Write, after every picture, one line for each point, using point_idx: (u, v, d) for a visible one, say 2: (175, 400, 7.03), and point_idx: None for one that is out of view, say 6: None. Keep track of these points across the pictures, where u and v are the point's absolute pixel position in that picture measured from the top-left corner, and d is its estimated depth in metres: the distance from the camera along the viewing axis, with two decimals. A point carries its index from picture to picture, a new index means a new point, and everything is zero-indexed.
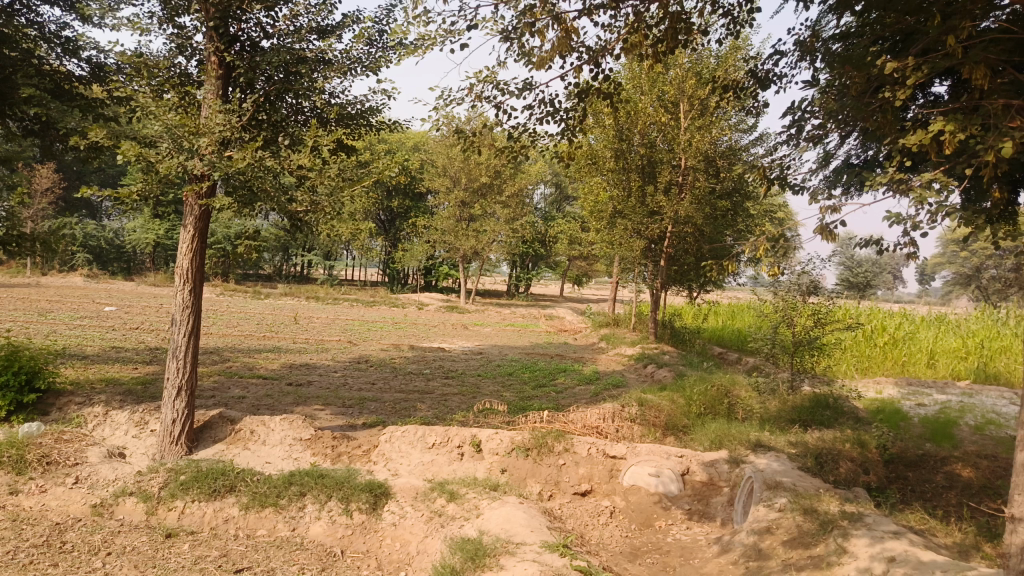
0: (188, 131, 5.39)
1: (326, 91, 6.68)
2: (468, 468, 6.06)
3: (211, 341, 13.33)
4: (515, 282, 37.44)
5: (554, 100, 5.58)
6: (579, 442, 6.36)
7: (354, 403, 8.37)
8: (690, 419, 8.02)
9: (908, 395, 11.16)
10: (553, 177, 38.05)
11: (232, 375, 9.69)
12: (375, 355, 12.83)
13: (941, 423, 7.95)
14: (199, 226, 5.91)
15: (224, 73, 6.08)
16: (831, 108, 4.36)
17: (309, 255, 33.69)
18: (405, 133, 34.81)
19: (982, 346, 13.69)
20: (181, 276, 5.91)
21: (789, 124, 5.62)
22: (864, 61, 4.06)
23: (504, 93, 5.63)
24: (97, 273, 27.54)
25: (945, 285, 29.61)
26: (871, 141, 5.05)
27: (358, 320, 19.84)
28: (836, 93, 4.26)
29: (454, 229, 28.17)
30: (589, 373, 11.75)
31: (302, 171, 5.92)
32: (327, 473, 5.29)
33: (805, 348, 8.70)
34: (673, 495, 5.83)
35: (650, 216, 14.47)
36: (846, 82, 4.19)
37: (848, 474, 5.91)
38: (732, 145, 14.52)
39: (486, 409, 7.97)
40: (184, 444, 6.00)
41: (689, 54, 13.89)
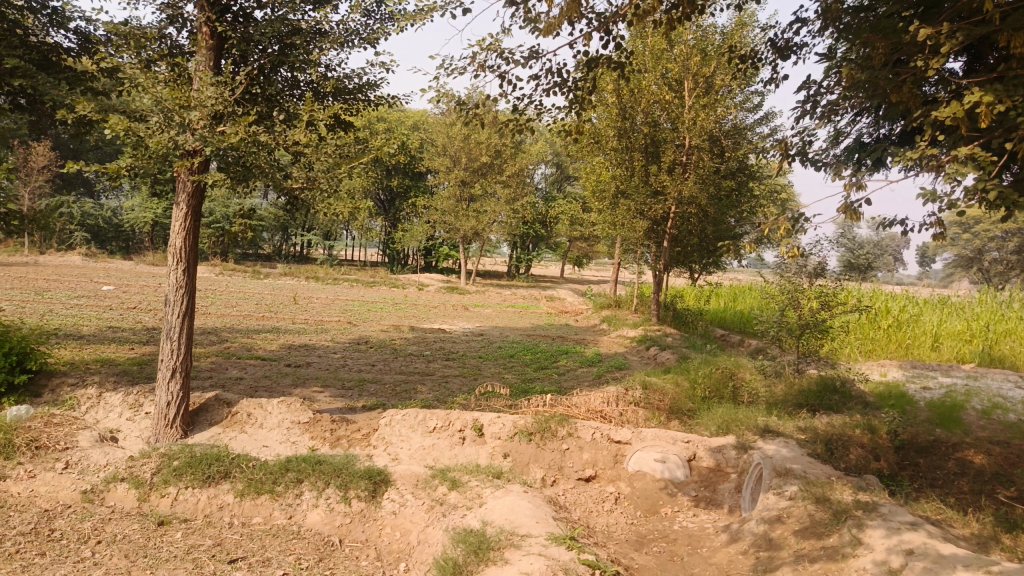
0: (179, 105, 5.18)
1: (323, 64, 6.48)
2: (470, 453, 5.93)
3: (209, 321, 13.18)
4: (515, 262, 37.22)
5: (561, 71, 5.42)
6: (583, 427, 6.19)
7: (353, 385, 8.23)
8: (695, 402, 7.90)
9: (913, 379, 11.02)
10: (553, 157, 37.72)
11: (229, 356, 9.55)
12: (374, 337, 12.68)
13: (948, 407, 7.82)
14: (192, 205, 5.74)
15: (215, 43, 5.85)
16: (852, 81, 4.16)
17: (309, 235, 33.45)
18: (405, 112, 34.43)
19: (987, 328, 13.56)
20: (174, 256, 5.73)
21: (804, 99, 5.42)
22: (891, 29, 3.83)
23: (508, 62, 5.40)
24: (95, 252, 27.36)
25: (947, 267, 29.40)
26: (891, 116, 4.84)
27: (358, 300, 19.69)
28: (858, 64, 4.06)
29: (454, 209, 27.88)
30: (592, 355, 11.62)
31: (298, 148, 5.75)
32: (325, 459, 5.15)
33: (811, 331, 8.51)
34: (679, 481, 5.69)
35: (653, 196, 14.23)
36: (868, 52, 4.00)
37: (859, 461, 5.78)
38: (737, 123, 14.29)
39: (488, 392, 7.83)
40: (179, 427, 5.86)
41: (694, 30, 13.64)
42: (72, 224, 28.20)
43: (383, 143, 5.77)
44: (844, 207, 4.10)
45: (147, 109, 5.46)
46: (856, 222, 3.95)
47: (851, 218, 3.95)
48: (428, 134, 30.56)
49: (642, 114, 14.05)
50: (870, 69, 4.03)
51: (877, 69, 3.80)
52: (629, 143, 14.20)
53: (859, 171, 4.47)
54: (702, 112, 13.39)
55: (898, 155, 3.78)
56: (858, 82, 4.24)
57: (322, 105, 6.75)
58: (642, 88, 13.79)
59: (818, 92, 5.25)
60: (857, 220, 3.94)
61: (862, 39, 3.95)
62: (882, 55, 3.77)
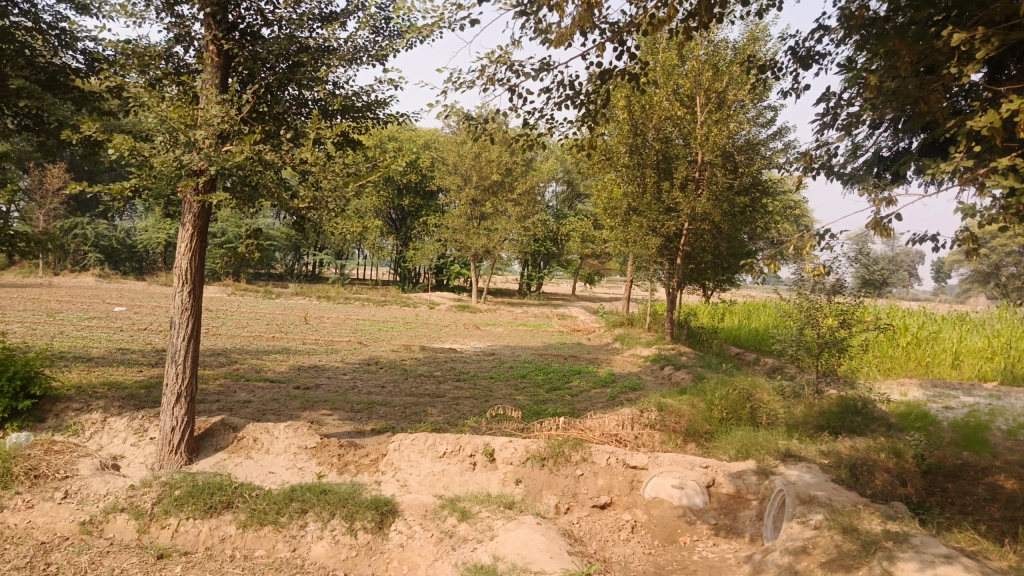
0: (183, 124, 5.10)
1: (330, 82, 6.42)
2: (481, 480, 5.77)
3: (219, 341, 13.10)
4: (526, 280, 37.08)
5: (573, 84, 5.29)
6: (598, 452, 6.03)
7: (362, 407, 8.08)
8: (712, 424, 7.69)
9: (934, 398, 10.75)
10: (564, 175, 37.72)
11: (238, 378, 9.44)
12: (384, 357, 12.55)
13: (973, 428, 7.58)
14: (199, 225, 5.65)
15: (222, 62, 5.78)
16: (877, 91, 4.01)
17: (321, 254, 33.49)
18: (415, 131, 34.55)
19: (1009, 346, 13.26)
20: (179, 277, 5.64)
21: (823, 112, 5.26)
22: (920, 37, 3.70)
23: (519, 74, 5.29)
24: (109, 273, 27.48)
25: (962, 283, 29.00)
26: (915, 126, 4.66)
27: (369, 320, 19.58)
28: (882, 74, 3.92)
29: (465, 228, 27.81)
30: (605, 375, 11.43)
31: (305, 166, 5.64)
32: (331, 488, 5.00)
33: (829, 349, 8.28)
34: (699, 508, 5.49)
35: (666, 213, 14.06)
36: (893, 64, 3.86)
37: (884, 486, 5.57)
38: (750, 138, 14.16)
39: (499, 415, 7.66)
40: (183, 453, 5.73)
41: (705, 45, 13.58)
42: (85, 245, 28.34)
43: (392, 160, 5.65)
44: (873, 222, 4.00)
45: (152, 128, 5.40)
46: (887, 237, 3.86)
47: (882, 234, 3.85)
48: (439, 153, 30.61)
49: (653, 131, 13.94)
50: (897, 79, 3.87)
51: (912, 74, 3.63)
52: (641, 160, 14.10)
53: (885, 187, 4.32)
54: (715, 128, 13.26)
55: (930, 168, 3.64)
56: (883, 91, 4.08)
57: (329, 123, 6.67)
58: (653, 104, 13.67)
59: (836, 104, 5.09)
60: (889, 236, 3.85)
61: (885, 50, 3.83)
62: (908, 66, 3.63)
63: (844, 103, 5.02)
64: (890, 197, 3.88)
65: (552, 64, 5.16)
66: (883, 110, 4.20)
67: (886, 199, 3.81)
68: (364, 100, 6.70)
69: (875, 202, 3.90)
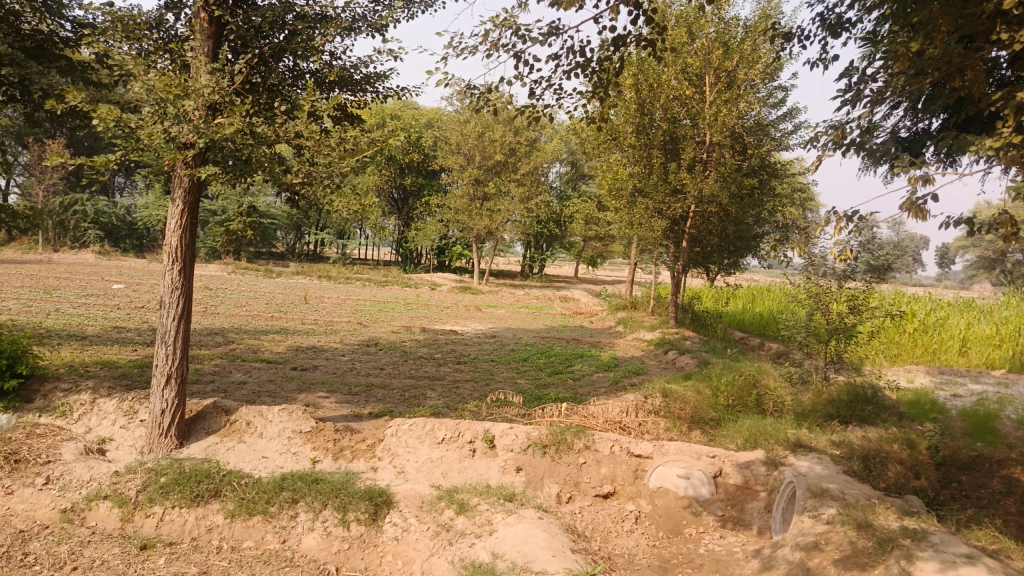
0: (171, 93, 4.84)
1: (327, 53, 6.16)
2: (480, 467, 5.59)
3: (216, 321, 12.90)
4: (528, 262, 36.80)
5: (583, 52, 5.00)
6: (601, 439, 5.84)
7: (360, 390, 7.89)
8: (718, 411, 7.50)
9: (942, 385, 10.56)
10: (568, 156, 37.38)
11: (234, 358, 9.26)
12: (384, 338, 12.37)
13: (983, 417, 7.41)
14: (189, 201, 5.43)
15: (214, 30, 5.51)
16: (910, 60, 3.75)
17: (322, 234, 33.25)
18: (418, 110, 34.15)
19: (1017, 333, 13.05)
20: (169, 255, 5.43)
21: (845, 87, 5.00)
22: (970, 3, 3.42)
23: (525, 41, 4.94)
24: (109, 250, 27.26)
25: (966, 269, 28.69)
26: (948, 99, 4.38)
27: (370, 301, 19.37)
28: (920, 44, 3.64)
29: (468, 208, 27.46)
30: (608, 359, 11.23)
31: (299, 140, 5.41)
32: (323, 477, 4.83)
33: (840, 336, 8.06)
34: (705, 499, 5.30)
35: (673, 195, 13.78)
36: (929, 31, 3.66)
37: (897, 479, 5.38)
38: (760, 119, 13.85)
39: (500, 400, 7.48)
40: (173, 436, 5.56)
41: (716, 23, 13.26)
42: (85, 221, 28.06)
43: (389, 134, 5.40)
44: (907, 202, 3.77)
45: (138, 98, 5.13)
46: (923, 220, 3.63)
47: (918, 216, 3.61)
48: (441, 132, 30.25)
49: (661, 110, 13.63)
50: (938, 49, 3.61)
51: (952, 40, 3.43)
52: (648, 140, 13.84)
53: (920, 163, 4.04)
54: (724, 107, 12.93)
55: (975, 145, 3.38)
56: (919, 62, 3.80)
57: (326, 96, 6.43)
58: (661, 83, 13.35)
59: (860, 80, 4.83)
60: (924, 219, 3.62)
61: (920, 19, 3.62)
62: (943, 35, 3.42)
63: (869, 79, 4.74)
64: (927, 176, 3.63)
65: (562, 28, 4.82)
66: (914, 83, 3.95)
67: (924, 178, 3.56)
68: (363, 73, 6.45)
69: (911, 180, 3.64)
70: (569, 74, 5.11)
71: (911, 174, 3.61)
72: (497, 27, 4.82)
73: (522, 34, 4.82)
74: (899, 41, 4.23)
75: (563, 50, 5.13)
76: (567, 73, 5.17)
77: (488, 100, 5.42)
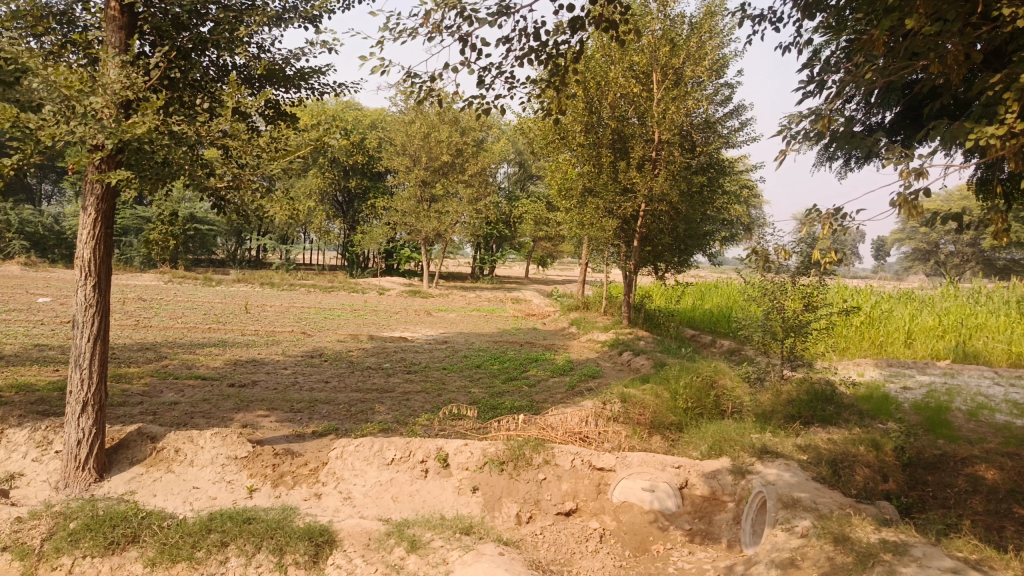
0: (75, 89, 4.33)
1: (253, 46, 5.73)
2: (433, 489, 5.23)
3: (149, 335, 12.16)
4: (479, 263, 36.42)
5: (536, 35, 4.64)
6: (561, 453, 5.54)
7: (302, 407, 7.40)
8: (677, 416, 7.27)
9: (891, 378, 10.64)
10: (515, 156, 37.18)
11: (167, 375, 8.63)
12: (330, 348, 11.84)
13: (936, 410, 7.39)
14: (102, 210, 4.91)
15: (126, 20, 4.99)
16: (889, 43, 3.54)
17: (264, 240, 32.23)
18: (362, 111, 33.45)
19: (959, 323, 13.30)
20: (81, 269, 4.90)
21: (806, 78, 4.84)
22: None
23: (472, 23, 4.51)
24: (36, 261, 25.80)
25: (901, 261, 29.50)
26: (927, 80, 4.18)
27: (315, 308, 18.71)
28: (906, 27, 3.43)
29: (415, 210, 26.89)
30: (562, 362, 10.97)
31: (223, 139, 4.97)
32: (257, 516, 4.43)
33: (797, 334, 7.90)
34: (671, 512, 5.02)
35: (623, 194, 13.60)
36: (908, 14, 3.49)
37: (866, 483, 5.19)
38: (708, 117, 13.79)
39: (453, 412, 7.12)
40: (92, 469, 5.04)
41: (662, 20, 13.18)
42: (9, 231, 26.48)
43: (324, 131, 4.98)
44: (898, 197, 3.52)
45: (39, 95, 4.59)
46: (916, 217, 3.40)
47: (912, 214, 3.39)
48: (386, 133, 29.64)
49: (609, 109, 13.45)
50: (929, 34, 3.40)
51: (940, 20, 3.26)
52: (597, 139, 13.63)
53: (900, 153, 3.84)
54: (672, 105, 12.80)
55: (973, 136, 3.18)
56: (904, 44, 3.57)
57: (255, 94, 6.05)
58: (609, 81, 13.19)
59: (821, 68, 4.65)
60: (917, 215, 3.39)
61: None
62: (920, 22, 3.26)
63: (831, 68, 4.55)
64: (920, 169, 3.42)
65: (512, 7, 4.44)
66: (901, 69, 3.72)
67: (916, 170, 3.35)
68: (295, 70, 6.13)
69: (903, 174, 3.45)
70: (520, 61, 4.76)
71: (902, 167, 3.39)
72: (439, 6, 4.39)
73: (468, 16, 4.41)
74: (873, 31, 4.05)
75: (514, 34, 4.74)
76: (517, 60, 4.79)
77: (431, 91, 4.97)
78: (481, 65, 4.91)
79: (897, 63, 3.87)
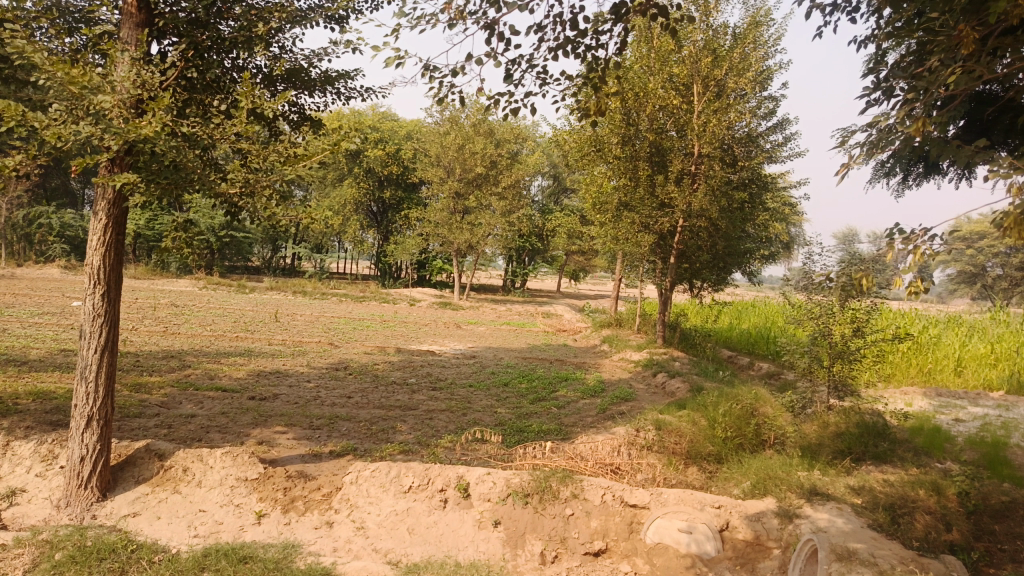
0: (79, 86, 4.13)
1: (274, 47, 5.59)
2: (452, 523, 4.88)
3: (176, 342, 12.03)
4: (511, 276, 36.05)
5: (574, 27, 4.31)
6: (590, 487, 5.13)
7: (322, 424, 7.11)
8: (715, 447, 6.81)
9: (941, 408, 10.02)
10: (550, 168, 36.91)
11: (187, 386, 8.43)
12: (355, 360, 11.59)
13: (995, 446, 6.82)
14: (113, 215, 4.71)
15: (144, 17, 4.87)
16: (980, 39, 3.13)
17: (298, 248, 32.37)
18: (397, 122, 33.49)
19: (1013, 352, 12.53)
20: (90, 277, 4.68)
21: (871, 86, 4.46)
22: None
23: (501, 11, 4.15)
24: (75, 265, 26.10)
25: (947, 286, 28.40)
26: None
27: (344, 318, 18.55)
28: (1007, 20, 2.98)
29: (448, 221, 26.69)
30: (594, 383, 10.53)
31: (238, 142, 4.71)
32: (255, 555, 4.13)
33: (847, 362, 7.32)
34: (710, 557, 4.57)
35: (660, 209, 13.17)
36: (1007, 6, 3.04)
37: (927, 532, 4.68)
38: (751, 130, 13.29)
39: (476, 436, 6.76)
40: (94, 488, 4.79)
41: (704, 30, 12.77)
42: (50, 235, 26.79)
43: (342, 135, 4.68)
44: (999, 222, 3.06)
45: (46, 93, 4.40)
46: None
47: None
48: (421, 143, 29.58)
49: (647, 121, 13.05)
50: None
51: None
52: (633, 152, 13.24)
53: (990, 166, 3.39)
54: (714, 117, 12.36)
55: None
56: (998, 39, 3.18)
57: (275, 94, 5.95)
58: (648, 92, 12.82)
59: (888, 75, 4.32)
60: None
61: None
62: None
63: (899, 73, 4.17)
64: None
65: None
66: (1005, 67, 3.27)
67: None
68: (318, 71, 6.06)
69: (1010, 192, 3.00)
70: (555, 54, 4.41)
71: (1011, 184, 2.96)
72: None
73: (495, 0, 4.05)
74: (957, 31, 3.64)
75: (548, 27, 4.42)
76: (552, 55, 4.46)
77: (453, 85, 4.57)
78: (509, 58, 4.55)
79: (980, 64, 3.46)
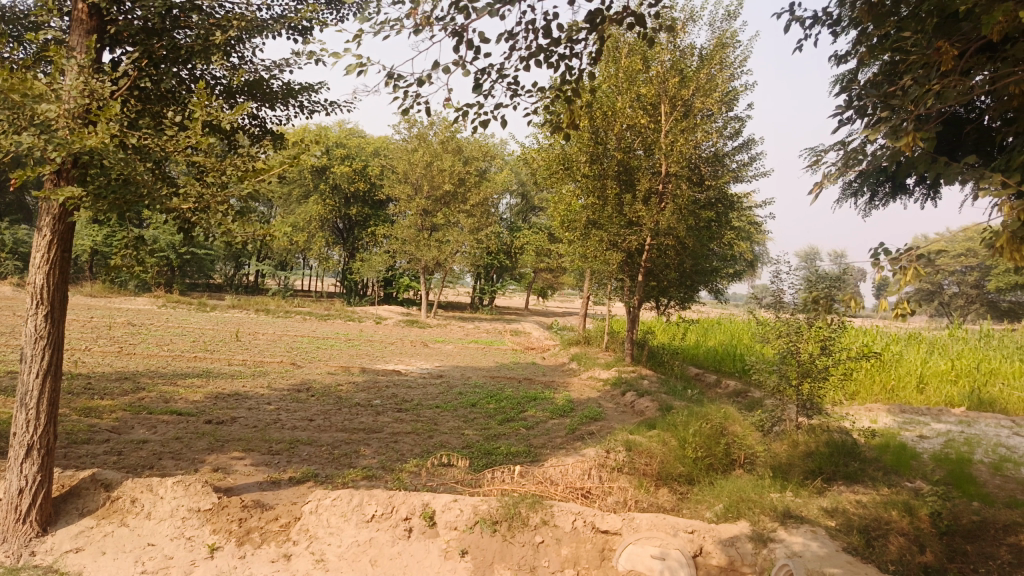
0: (22, 94, 3.91)
1: (233, 57, 5.42)
2: (418, 554, 4.67)
3: (131, 363, 11.58)
4: (478, 294, 35.89)
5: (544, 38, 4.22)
6: (560, 513, 4.97)
7: (282, 448, 6.84)
8: (685, 468, 6.71)
9: (905, 425, 10.09)
10: (518, 186, 36.97)
11: (140, 409, 8.07)
12: (319, 381, 11.28)
13: (962, 463, 6.83)
14: (58, 231, 4.45)
15: (95, 24, 4.68)
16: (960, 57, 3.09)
17: (261, 265, 31.78)
18: (364, 139, 33.25)
19: (972, 368, 12.72)
20: (33, 296, 4.41)
21: (843, 103, 4.44)
22: None
23: (470, 17, 3.96)
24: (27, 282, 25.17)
25: None
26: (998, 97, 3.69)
27: (308, 337, 18.16)
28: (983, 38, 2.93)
29: (415, 239, 26.45)
30: (563, 402, 10.39)
31: (192, 155, 4.49)
32: None
33: (816, 381, 7.25)
34: None
35: (628, 227, 13.15)
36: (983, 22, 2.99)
37: (902, 554, 4.60)
38: (718, 149, 13.38)
39: (442, 460, 6.56)
40: (34, 521, 4.49)
41: (671, 50, 12.83)
42: (2, 251, 25.94)
43: (301, 149, 4.44)
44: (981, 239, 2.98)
45: None
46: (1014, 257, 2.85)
47: None
48: (388, 160, 29.37)
49: (615, 140, 13.09)
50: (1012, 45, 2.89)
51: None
52: (602, 170, 13.21)
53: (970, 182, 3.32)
54: (681, 137, 12.41)
55: None
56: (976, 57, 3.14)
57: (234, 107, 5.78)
58: (615, 111, 12.84)
59: (860, 93, 4.31)
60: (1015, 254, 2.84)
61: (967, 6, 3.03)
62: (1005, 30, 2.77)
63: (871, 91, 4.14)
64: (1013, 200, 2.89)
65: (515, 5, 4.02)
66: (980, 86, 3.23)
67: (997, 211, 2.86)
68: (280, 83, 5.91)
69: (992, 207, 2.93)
70: (526, 64, 4.30)
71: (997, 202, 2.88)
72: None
73: (463, 5, 3.86)
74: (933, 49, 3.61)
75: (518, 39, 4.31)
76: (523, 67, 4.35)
77: (419, 95, 4.34)
78: (477, 68, 4.39)
79: (953, 82, 3.42)
